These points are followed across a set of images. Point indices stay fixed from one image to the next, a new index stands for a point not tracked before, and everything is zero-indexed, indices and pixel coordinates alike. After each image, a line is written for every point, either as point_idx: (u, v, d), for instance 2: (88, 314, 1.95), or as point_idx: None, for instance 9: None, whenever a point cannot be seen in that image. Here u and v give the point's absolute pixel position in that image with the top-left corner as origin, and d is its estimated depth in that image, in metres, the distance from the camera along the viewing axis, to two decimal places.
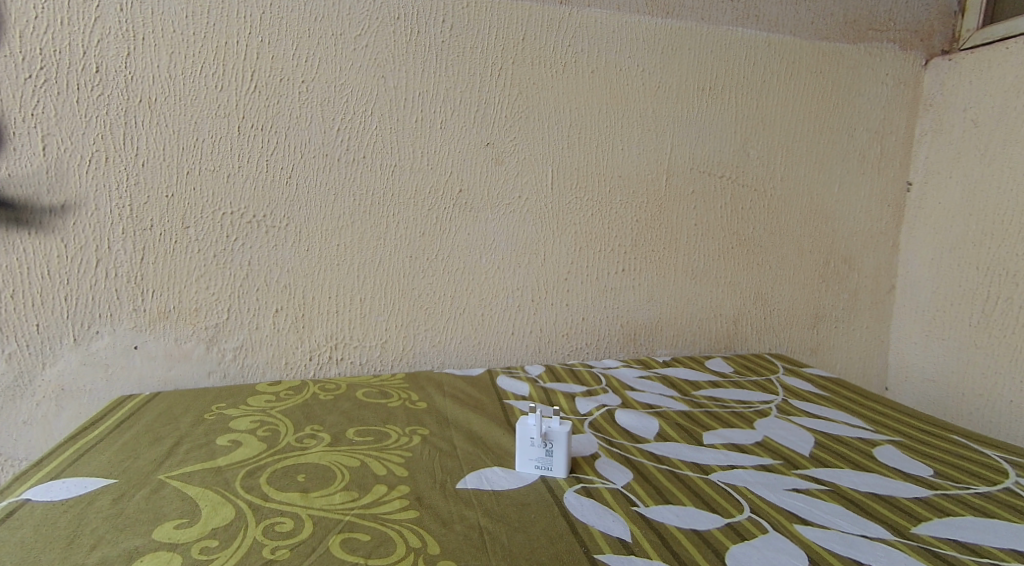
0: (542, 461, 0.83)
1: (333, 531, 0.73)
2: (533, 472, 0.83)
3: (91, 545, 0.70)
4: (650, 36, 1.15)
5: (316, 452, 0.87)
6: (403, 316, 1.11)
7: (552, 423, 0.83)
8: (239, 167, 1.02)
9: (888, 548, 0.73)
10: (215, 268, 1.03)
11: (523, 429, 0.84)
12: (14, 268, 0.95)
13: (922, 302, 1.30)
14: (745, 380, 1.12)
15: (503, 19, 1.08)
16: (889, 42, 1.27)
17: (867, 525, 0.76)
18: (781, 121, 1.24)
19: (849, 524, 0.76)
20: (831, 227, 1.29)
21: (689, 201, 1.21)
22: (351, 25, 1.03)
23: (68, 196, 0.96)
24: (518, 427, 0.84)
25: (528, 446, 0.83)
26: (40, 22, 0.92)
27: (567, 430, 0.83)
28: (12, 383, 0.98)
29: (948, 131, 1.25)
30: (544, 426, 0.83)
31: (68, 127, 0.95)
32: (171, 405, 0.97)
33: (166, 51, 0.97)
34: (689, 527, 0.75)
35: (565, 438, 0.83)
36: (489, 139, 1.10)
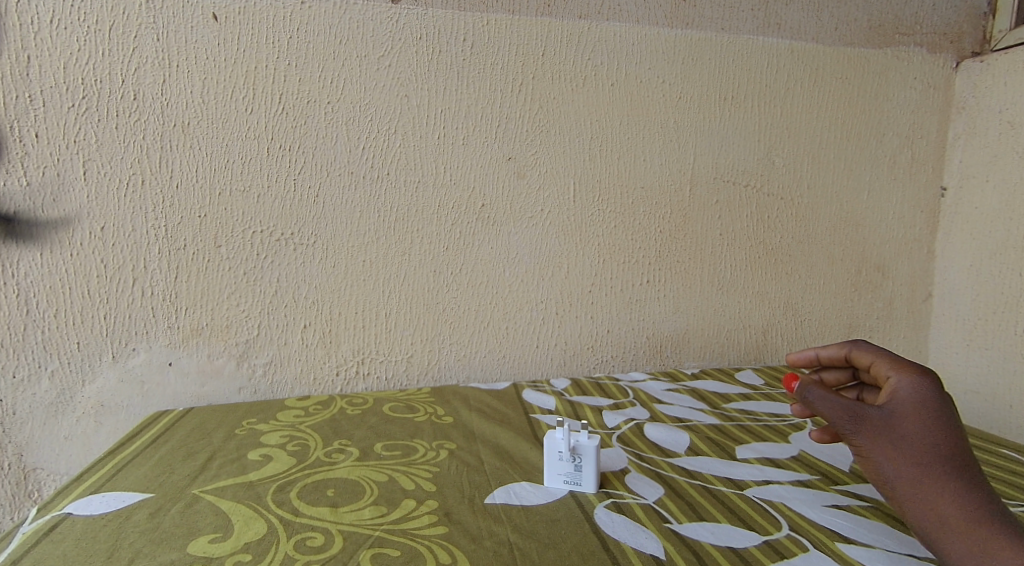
0: (571, 475, 0.82)
1: (363, 546, 0.73)
2: (563, 486, 0.83)
3: (129, 558, 0.72)
4: (670, 48, 1.15)
5: (345, 467, 0.88)
6: (428, 330, 1.12)
7: (581, 437, 0.83)
8: (268, 187, 1.04)
9: None
10: (246, 286, 1.05)
11: (551, 442, 0.83)
12: (57, 288, 0.99)
13: (961, 311, 1.26)
14: (776, 392, 1.10)
15: (523, 36, 1.10)
16: (916, 45, 1.25)
17: (913, 544, 0.74)
18: (807, 128, 1.22)
19: (894, 542, 0.74)
20: (862, 234, 1.26)
21: (714, 211, 1.20)
22: (375, 47, 1.05)
23: (107, 218, 1.00)
24: (546, 440, 0.84)
25: (555, 460, 0.83)
26: (82, 53, 0.97)
27: (596, 444, 0.82)
28: (55, 399, 1.01)
29: (982, 133, 1.22)
30: (571, 440, 0.83)
31: (108, 152, 0.99)
32: (204, 420, 0.99)
33: (199, 77, 1.01)
34: (724, 544, 0.74)
35: (594, 451, 0.82)
36: (511, 154, 1.11)
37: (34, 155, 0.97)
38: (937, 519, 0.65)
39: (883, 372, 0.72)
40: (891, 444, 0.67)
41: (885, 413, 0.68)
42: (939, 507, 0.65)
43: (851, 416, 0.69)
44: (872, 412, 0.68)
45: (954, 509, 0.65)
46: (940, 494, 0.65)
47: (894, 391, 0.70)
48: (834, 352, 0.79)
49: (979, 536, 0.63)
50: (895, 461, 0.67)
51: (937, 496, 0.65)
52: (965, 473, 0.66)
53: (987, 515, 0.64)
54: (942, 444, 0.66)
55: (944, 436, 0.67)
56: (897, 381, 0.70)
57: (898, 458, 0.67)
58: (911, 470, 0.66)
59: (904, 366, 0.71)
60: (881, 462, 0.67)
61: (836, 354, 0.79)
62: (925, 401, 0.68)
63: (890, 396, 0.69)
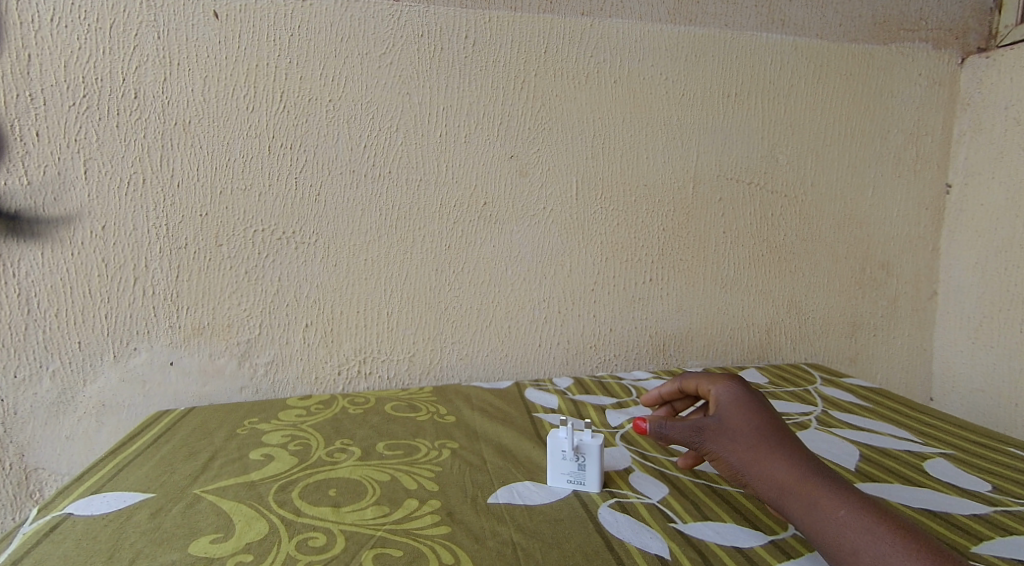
0: (575, 475, 0.82)
1: (365, 546, 0.73)
2: (566, 486, 0.82)
3: (129, 559, 0.71)
4: (673, 44, 1.14)
5: (347, 467, 0.87)
6: (430, 329, 1.12)
7: (584, 436, 0.82)
8: (269, 186, 1.04)
9: None
10: (248, 285, 1.05)
11: (554, 441, 0.82)
12: (58, 288, 0.99)
13: (967, 309, 1.25)
14: (781, 391, 1.10)
15: (525, 33, 1.09)
16: (921, 41, 1.24)
17: None
18: (811, 125, 1.21)
19: None
20: (867, 232, 1.26)
21: (717, 208, 1.19)
22: (376, 44, 1.05)
23: (108, 217, 0.99)
24: (549, 439, 0.83)
25: (559, 460, 0.82)
26: (83, 52, 0.96)
27: (599, 443, 0.82)
28: (56, 399, 1.01)
29: (988, 130, 1.21)
30: (575, 439, 0.82)
31: (109, 151, 0.99)
32: (205, 420, 0.99)
33: (200, 76, 1.00)
34: (729, 544, 0.73)
35: (597, 451, 0.82)
36: (513, 152, 1.11)
37: (35, 154, 0.96)
38: (774, 484, 0.71)
39: (704, 387, 0.78)
40: (728, 438, 0.74)
41: (716, 419, 0.75)
42: (774, 475, 0.71)
43: (692, 428, 0.75)
44: (710, 423, 0.75)
45: (785, 473, 0.71)
46: (773, 464, 0.71)
47: (717, 402, 0.76)
48: (667, 387, 0.82)
49: (810, 490, 0.69)
50: (734, 449, 0.73)
51: (773, 465, 0.71)
52: (793, 443, 0.73)
53: (813, 470, 0.71)
54: (764, 425, 0.74)
55: (763, 420, 0.74)
56: (716, 391, 0.77)
57: (738, 447, 0.73)
58: (748, 453, 0.73)
59: (717, 378, 0.78)
60: (727, 455, 0.74)
61: (670, 388, 0.82)
62: (738, 399, 0.76)
63: (716, 404, 0.76)
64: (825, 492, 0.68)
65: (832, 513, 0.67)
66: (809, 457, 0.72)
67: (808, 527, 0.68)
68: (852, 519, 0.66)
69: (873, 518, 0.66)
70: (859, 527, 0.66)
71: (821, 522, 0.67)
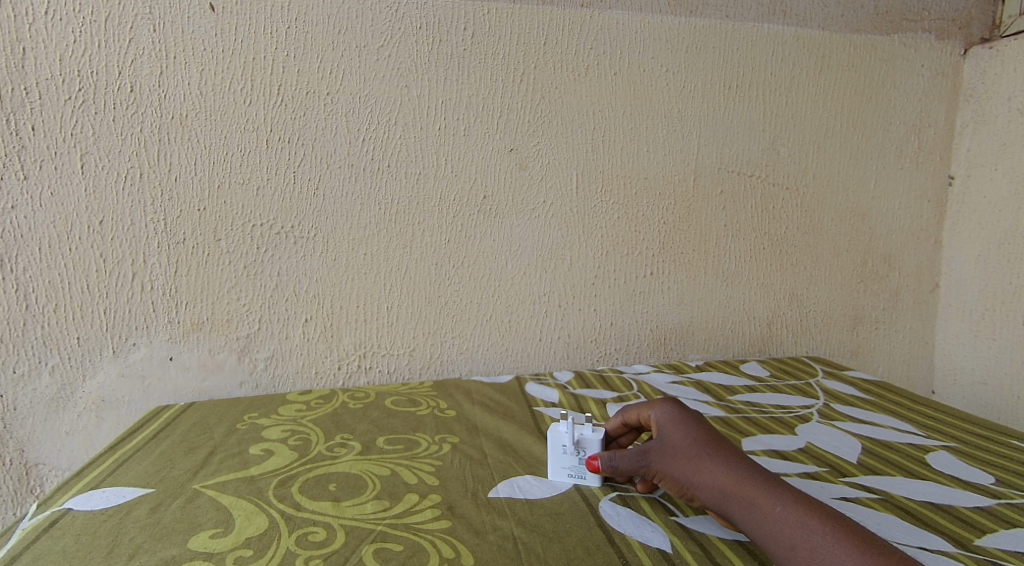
0: (575, 469, 0.81)
1: (365, 541, 0.73)
2: (567, 480, 0.82)
3: (128, 554, 0.71)
4: (674, 36, 1.14)
5: (347, 461, 0.87)
6: (430, 323, 1.11)
7: (584, 430, 0.82)
8: (268, 180, 1.03)
9: (950, 560, 0.69)
10: (247, 280, 1.04)
11: (555, 435, 0.82)
12: (56, 283, 0.98)
13: (969, 301, 1.25)
14: (782, 384, 1.09)
15: (525, 24, 1.08)
16: (924, 32, 1.23)
17: (926, 537, 0.72)
18: (813, 117, 1.21)
19: (907, 535, 0.72)
20: (869, 224, 1.25)
21: (718, 201, 1.19)
22: (374, 37, 1.04)
23: (106, 212, 0.99)
24: (550, 433, 0.82)
25: (559, 454, 0.81)
26: (78, 45, 0.95)
27: (601, 437, 0.81)
28: (55, 395, 1.01)
29: (991, 121, 1.21)
30: (576, 434, 0.82)
31: (106, 145, 0.98)
32: (205, 415, 0.99)
33: (197, 69, 0.99)
34: (731, 537, 0.73)
35: (598, 445, 0.81)
36: (513, 145, 1.10)
37: (31, 149, 0.96)
38: (715, 490, 0.71)
39: (643, 415, 0.79)
40: (669, 455, 0.75)
41: (658, 441, 0.76)
42: (713, 482, 0.72)
43: (636, 454, 0.76)
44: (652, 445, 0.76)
45: (724, 478, 0.71)
46: (711, 471, 0.72)
47: (656, 425, 0.77)
48: (612, 424, 0.81)
49: (746, 491, 0.70)
50: (677, 465, 0.74)
51: (711, 473, 0.72)
52: (729, 450, 0.74)
53: (750, 471, 0.71)
54: (701, 437, 0.75)
55: (700, 433, 0.76)
56: (654, 415, 0.78)
57: (678, 461, 0.74)
58: (688, 464, 0.74)
59: (654, 403, 0.80)
60: (670, 471, 0.74)
61: (614, 424, 0.81)
62: (676, 418, 0.78)
63: (656, 427, 0.78)
64: (760, 492, 0.69)
65: (769, 511, 0.68)
66: (744, 461, 0.73)
67: (749, 528, 0.68)
68: (787, 515, 0.67)
69: (807, 512, 0.66)
70: (793, 521, 0.66)
71: (761, 522, 0.68)
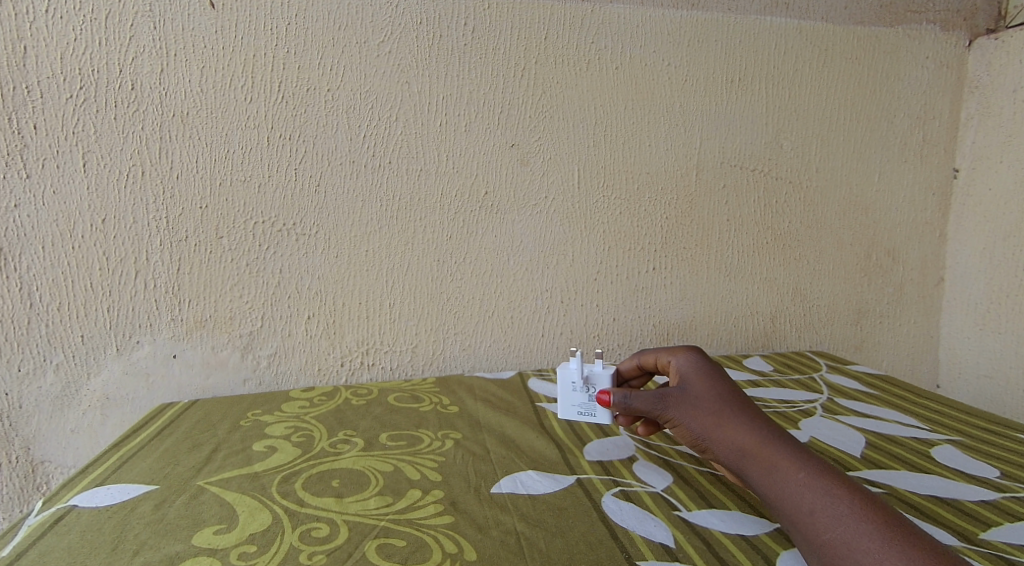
0: (585, 406, 0.83)
1: (368, 537, 0.73)
2: (576, 416, 0.83)
3: (133, 550, 0.71)
4: (676, 30, 1.13)
5: (350, 457, 0.87)
6: (433, 320, 1.11)
7: (594, 367, 0.83)
8: (269, 177, 1.03)
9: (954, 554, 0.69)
10: (249, 277, 1.05)
11: (565, 372, 0.84)
12: (60, 281, 0.99)
13: (974, 294, 1.24)
14: (786, 379, 1.09)
15: (525, 20, 1.08)
16: (929, 23, 1.22)
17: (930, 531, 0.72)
18: (816, 111, 1.20)
19: None
20: (873, 218, 1.24)
21: (721, 195, 1.18)
22: (375, 33, 1.04)
23: (108, 210, 0.99)
24: (560, 371, 0.84)
25: (569, 391, 0.83)
26: (79, 43, 0.95)
27: (611, 373, 0.83)
28: (60, 392, 1.01)
29: (996, 113, 1.20)
30: (585, 369, 0.83)
31: (108, 143, 0.98)
32: (209, 412, 0.99)
33: (198, 66, 0.99)
34: (734, 532, 0.73)
35: (608, 379, 0.83)
36: (514, 141, 1.10)
37: (33, 148, 0.96)
38: (735, 448, 0.73)
39: (663, 360, 0.82)
40: (690, 404, 0.76)
41: (679, 387, 0.77)
42: (734, 439, 0.73)
43: (656, 396, 0.77)
44: (673, 390, 0.77)
45: (746, 438, 0.73)
46: (733, 429, 0.73)
47: (677, 372, 0.79)
48: (628, 364, 0.85)
49: (770, 454, 0.71)
50: (696, 414, 0.75)
51: (733, 431, 0.73)
52: (752, 410, 0.75)
53: (774, 436, 0.73)
54: (724, 393, 0.76)
55: (723, 387, 0.77)
56: (676, 362, 0.80)
57: (699, 413, 0.75)
58: (708, 418, 0.75)
59: (676, 351, 0.82)
60: (689, 419, 0.76)
61: (629, 365, 0.85)
62: (699, 368, 0.79)
63: (678, 374, 0.79)
64: (784, 457, 0.70)
65: (791, 475, 0.69)
66: (768, 424, 0.74)
67: (766, 489, 0.70)
68: (811, 481, 0.68)
69: (832, 481, 0.67)
70: (817, 489, 0.67)
71: (781, 485, 0.69)
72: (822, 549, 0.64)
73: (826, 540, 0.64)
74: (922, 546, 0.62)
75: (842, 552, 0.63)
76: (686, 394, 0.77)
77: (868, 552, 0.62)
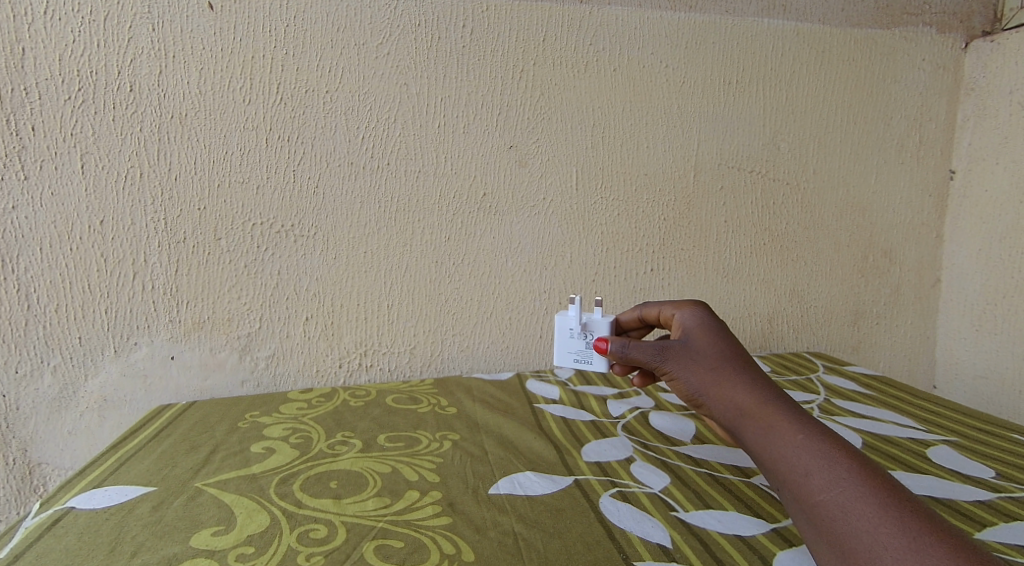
0: (581, 354, 0.83)
1: (366, 538, 0.73)
2: (572, 364, 0.84)
3: (131, 552, 0.71)
4: (673, 32, 1.13)
5: (347, 458, 0.87)
6: (431, 321, 1.11)
7: (592, 314, 0.84)
8: (268, 178, 1.03)
9: None
10: (247, 278, 1.05)
11: (562, 320, 0.84)
12: (58, 283, 0.99)
13: (970, 295, 1.25)
14: (783, 379, 1.09)
15: (523, 21, 1.08)
16: (925, 25, 1.22)
17: None
18: (813, 113, 1.20)
19: None
20: (869, 219, 1.25)
21: (719, 197, 1.18)
22: (373, 34, 1.04)
23: (106, 212, 0.99)
24: (557, 318, 0.85)
25: (566, 338, 0.84)
26: (77, 44, 0.95)
27: (609, 321, 0.84)
28: (58, 394, 1.01)
29: (992, 115, 1.20)
30: (583, 317, 0.84)
31: (106, 145, 0.98)
32: (207, 413, 0.99)
33: (196, 68, 0.99)
34: (731, 532, 0.73)
35: (606, 327, 0.84)
36: (512, 142, 1.10)
37: (31, 149, 0.96)
38: (732, 407, 0.71)
39: (668, 313, 0.80)
40: (690, 359, 0.74)
41: (681, 341, 0.75)
42: (733, 397, 0.71)
43: (656, 349, 0.76)
44: (674, 343, 0.75)
45: (745, 397, 0.71)
46: (733, 386, 0.72)
47: (681, 326, 0.78)
48: (628, 315, 0.84)
49: (769, 415, 0.69)
50: (696, 369, 0.74)
51: (732, 389, 0.72)
52: (753, 369, 0.73)
53: (776, 397, 0.71)
54: (727, 351, 0.74)
55: (728, 345, 0.75)
56: (680, 316, 0.78)
57: (699, 369, 0.74)
58: (708, 374, 0.73)
59: (683, 304, 0.80)
60: (687, 374, 0.74)
61: (631, 316, 0.84)
62: (703, 324, 0.77)
63: (680, 329, 0.77)
64: (784, 418, 0.69)
65: (790, 437, 0.67)
66: (769, 384, 0.72)
67: (761, 449, 0.68)
68: (810, 443, 0.66)
69: (831, 445, 0.66)
70: (815, 451, 0.66)
71: (777, 446, 0.67)
72: (815, 510, 0.63)
73: (820, 501, 0.63)
74: (919, 514, 0.61)
75: (836, 515, 0.62)
76: (688, 348, 0.75)
77: (863, 515, 0.62)
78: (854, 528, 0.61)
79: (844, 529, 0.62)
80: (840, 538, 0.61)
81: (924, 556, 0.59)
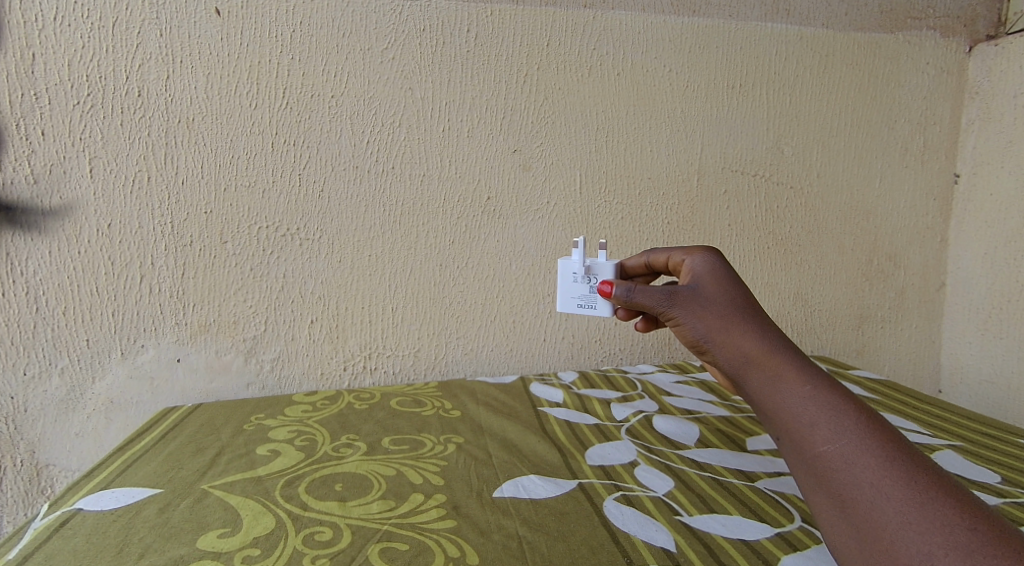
0: (584, 297, 0.84)
1: (371, 540, 0.73)
2: (575, 308, 0.84)
3: (138, 554, 0.72)
4: (677, 36, 1.13)
5: (352, 461, 0.87)
6: (436, 325, 1.12)
7: (596, 258, 0.84)
8: (273, 182, 1.04)
9: None
10: (253, 281, 1.05)
11: (566, 264, 0.85)
12: (66, 286, 1.00)
13: (976, 299, 1.24)
14: None
15: (527, 26, 1.08)
16: (929, 29, 1.22)
17: None
18: (817, 116, 1.20)
19: None
20: (874, 222, 1.25)
21: (723, 201, 1.19)
22: (379, 39, 1.05)
23: (114, 215, 1.00)
24: (561, 262, 0.85)
25: (569, 282, 0.84)
26: (86, 50, 0.96)
27: (613, 265, 0.84)
28: (65, 395, 1.02)
29: (997, 119, 1.20)
30: (586, 262, 0.84)
31: (114, 149, 0.99)
32: (213, 415, 1.00)
33: (203, 72, 1.00)
34: (735, 537, 0.73)
35: (610, 270, 0.84)
36: (516, 146, 1.10)
37: (40, 153, 0.97)
38: (739, 354, 0.68)
39: (677, 259, 0.77)
40: (698, 304, 0.71)
41: (690, 287, 0.72)
42: (739, 345, 0.69)
43: (663, 294, 0.72)
44: (683, 288, 0.72)
45: (752, 345, 0.68)
46: (742, 334, 0.69)
47: (690, 272, 0.74)
48: (635, 261, 0.83)
49: (776, 364, 0.67)
50: (703, 316, 0.71)
51: (739, 337, 0.69)
52: (763, 317, 0.70)
53: (784, 346, 0.68)
54: (737, 297, 0.71)
55: (738, 292, 0.72)
56: (691, 262, 0.76)
57: (707, 315, 0.71)
58: (717, 321, 0.70)
59: (693, 251, 0.77)
60: (693, 320, 0.71)
61: (637, 262, 0.82)
62: (714, 271, 0.74)
63: (690, 275, 0.74)
64: (791, 367, 0.66)
65: (796, 387, 0.65)
66: (779, 332, 0.69)
67: (765, 398, 0.66)
68: (816, 394, 0.65)
69: (838, 396, 0.64)
70: (821, 402, 0.64)
71: (782, 395, 0.66)
72: (817, 461, 0.62)
73: (823, 452, 0.62)
74: (925, 467, 0.60)
75: (839, 465, 0.61)
76: (696, 294, 0.72)
77: (868, 467, 0.60)
78: (857, 478, 0.60)
79: (846, 480, 0.61)
80: (841, 488, 0.61)
81: (926, 510, 0.58)
